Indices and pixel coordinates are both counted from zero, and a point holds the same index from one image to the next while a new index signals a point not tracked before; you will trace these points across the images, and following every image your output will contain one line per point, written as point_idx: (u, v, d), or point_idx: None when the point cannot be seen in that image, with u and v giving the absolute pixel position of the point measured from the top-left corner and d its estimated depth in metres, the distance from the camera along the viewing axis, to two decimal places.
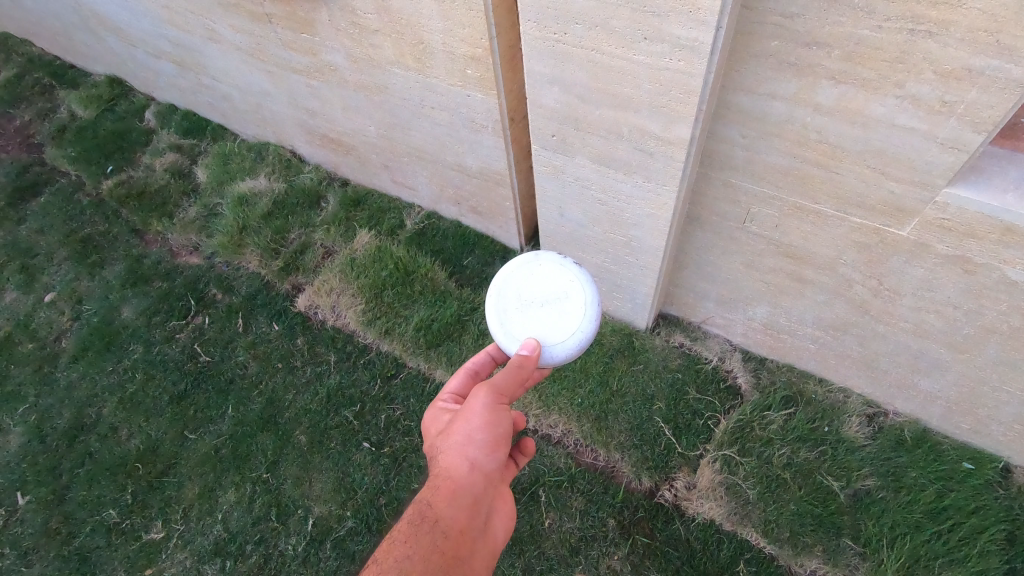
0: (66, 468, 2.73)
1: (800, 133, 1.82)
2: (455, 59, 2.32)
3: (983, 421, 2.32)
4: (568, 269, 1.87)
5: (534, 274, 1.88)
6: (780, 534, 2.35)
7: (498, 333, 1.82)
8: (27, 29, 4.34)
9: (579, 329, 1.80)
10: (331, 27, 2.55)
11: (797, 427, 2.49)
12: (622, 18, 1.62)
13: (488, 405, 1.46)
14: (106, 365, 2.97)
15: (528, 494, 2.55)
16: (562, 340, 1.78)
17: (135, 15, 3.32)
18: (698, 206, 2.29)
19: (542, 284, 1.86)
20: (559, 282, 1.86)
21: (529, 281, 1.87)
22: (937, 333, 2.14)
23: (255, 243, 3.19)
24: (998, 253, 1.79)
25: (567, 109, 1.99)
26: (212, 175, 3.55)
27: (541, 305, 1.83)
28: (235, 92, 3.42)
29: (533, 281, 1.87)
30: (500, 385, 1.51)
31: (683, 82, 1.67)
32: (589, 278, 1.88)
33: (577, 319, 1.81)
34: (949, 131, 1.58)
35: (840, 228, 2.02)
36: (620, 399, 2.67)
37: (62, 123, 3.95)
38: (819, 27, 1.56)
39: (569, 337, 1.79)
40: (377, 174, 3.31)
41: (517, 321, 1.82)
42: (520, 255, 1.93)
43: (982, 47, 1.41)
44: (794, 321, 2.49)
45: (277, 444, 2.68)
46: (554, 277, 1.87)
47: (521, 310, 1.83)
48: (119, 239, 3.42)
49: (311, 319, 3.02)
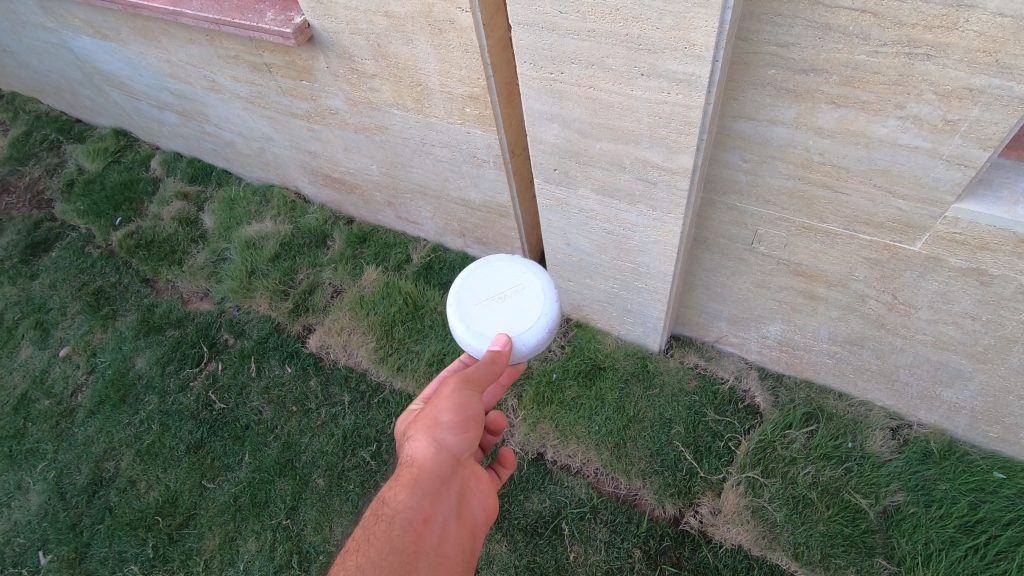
0: (86, 525, 2.72)
1: (803, 156, 1.81)
2: (453, 99, 2.34)
3: (1011, 429, 2.27)
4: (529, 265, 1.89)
5: (490, 271, 1.91)
6: (811, 557, 2.29)
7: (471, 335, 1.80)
8: (33, 88, 4.45)
9: (540, 309, 1.81)
10: (329, 73, 2.58)
11: (820, 445, 2.45)
12: (618, 56, 1.64)
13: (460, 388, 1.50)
14: (123, 417, 2.98)
15: (551, 528, 2.52)
16: (530, 326, 1.78)
17: (138, 69, 3.39)
18: (705, 230, 2.28)
19: (501, 284, 1.88)
20: (513, 272, 1.89)
21: (486, 275, 1.91)
22: (956, 344, 2.10)
23: (265, 286, 3.21)
24: (1014, 265, 1.76)
25: (568, 144, 2.00)
26: (219, 220, 3.58)
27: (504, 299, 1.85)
28: (238, 138, 3.47)
29: (494, 279, 1.90)
30: (476, 378, 1.56)
31: (682, 114, 1.67)
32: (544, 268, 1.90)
33: (539, 302, 1.82)
34: (955, 148, 1.57)
35: (850, 246, 2.00)
36: (638, 425, 2.64)
37: (70, 177, 4.02)
38: (814, 54, 1.56)
39: (536, 320, 1.79)
40: (381, 211, 3.33)
41: (479, 317, 1.82)
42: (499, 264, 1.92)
43: (982, 67, 1.41)
44: (810, 337, 2.46)
45: (296, 489, 2.66)
46: (507, 268, 1.91)
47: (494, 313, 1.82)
48: (130, 290, 3.45)
49: (322, 359, 3.02)
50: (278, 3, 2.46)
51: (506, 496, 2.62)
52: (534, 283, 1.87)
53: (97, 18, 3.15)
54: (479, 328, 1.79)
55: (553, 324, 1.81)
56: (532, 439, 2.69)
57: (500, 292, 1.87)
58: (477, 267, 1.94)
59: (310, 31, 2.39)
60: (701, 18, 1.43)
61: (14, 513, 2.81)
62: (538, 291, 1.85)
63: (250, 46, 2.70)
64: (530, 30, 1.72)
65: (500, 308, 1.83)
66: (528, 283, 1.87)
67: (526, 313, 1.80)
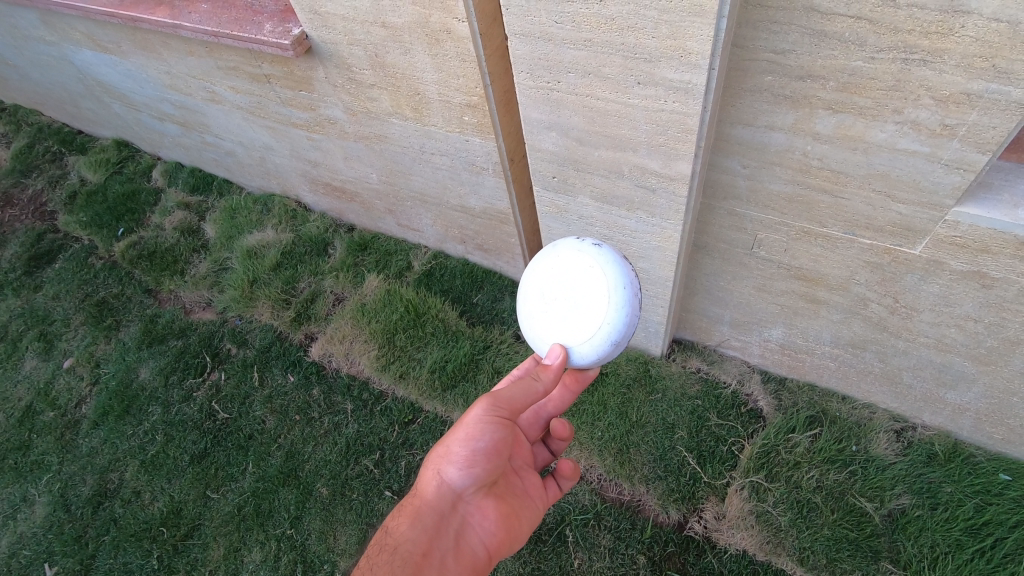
0: (91, 537, 2.73)
1: (801, 161, 1.81)
2: (451, 107, 2.35)
3: (1015, 431, 2.26)
4: (598, 262, 1.67)
5: (554, 266, 1.71)
6: (816, 562, 2.28)
7: (542, 341, 1.72)
8: (35, 100, 4.47)
9: (602, 320, 1.64)
10: (328, 83, 2.59)
11: (824, 448, 2.44)
12: (614, 65, 1.64)
13: (482, 418, 1.60)
14: (127, 428, 2.99)
15: (555, 535, 2.51)
16: (590, 340, 1.65)
17: (139, 81, 3.41)
18: (705, 235, 2.28)
19: (564, 284, 1.68)
20: (578, 269, 1.68)
21: (547, 270, 1.72)
22: (959, 346, 2.09)
23: (266, 295, 3.21)
24: (1015, 267, 1.75)
25: (566, 152, 2.00)
26: (221, 230, 3.60)
27: (569, 302, 1.67)
28: (239, 148, 3.48)
29: (556, 276, 1.70)
30: (505, 400, 1.62)
31: (680, 122, 1.67)
32: (614, 264, 1.68)
33: (603, 311, 1.64)
34: (953, 153, 1.57)
35: (850, 250, 1.99)
36: (640, 430, 2.64)
37: (73, 189, 4.04)
38: (810, 61, 1.56)
39: (597, 333, 1.64)
40: (382, 218, 3.34)
41: (541, 319, 1.71)
42: (566, 255, 1.70)
43: (979, 72, 1.40)
44: (812, 341, 2.46)
45: (300, 498, 2.67)
46: (571, 264, 1.69)
47: (562, 317, 1.68)
48: (133, 300, 3.47)
49: (325, 368, 3.03)
50: (276, 14, 2.47)
51: None
52: (600, 284, 1.65)
53: (97, 31, 3.17)
54: (540, 332, 1.72)
55: (619, 334, 1.66)
56: None
57: (562, 293, 1.68)
58: (546, 256, 1.75)
59: (308, 42, 2.40)
60: (696, 27, 1.43)
61: (20, 525, 2.82)
62: (603, 295, 1.64)
63: (249, 57, 2.71)
64: (526, 40, 1.72)
65: (560, 314, 1.68)
66: (593, 284, 1.65)
67: (588, 323, 1.65)
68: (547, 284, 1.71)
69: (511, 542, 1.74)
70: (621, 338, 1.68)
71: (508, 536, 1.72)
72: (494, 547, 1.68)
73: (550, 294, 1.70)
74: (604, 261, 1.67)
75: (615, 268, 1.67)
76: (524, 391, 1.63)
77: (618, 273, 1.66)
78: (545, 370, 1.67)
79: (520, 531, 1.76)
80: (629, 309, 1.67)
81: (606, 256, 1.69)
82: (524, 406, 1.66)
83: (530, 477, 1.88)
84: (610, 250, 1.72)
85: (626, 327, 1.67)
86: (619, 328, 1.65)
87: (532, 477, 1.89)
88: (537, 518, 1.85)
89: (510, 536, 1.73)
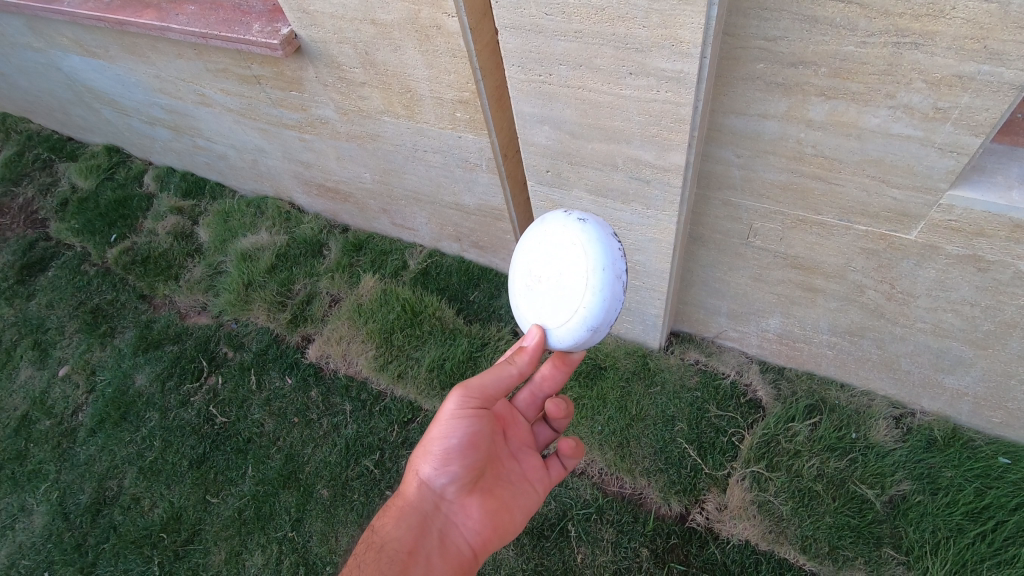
0: (91, 545, 2.71)
1: (795, 149, 1.81)
2: (443, 104, 2.34)
3: (1014, 414, 2.27)
4: (582, 239, 1.56)
5: (542, 242, 1.62)
6: (819, 550, 2.28)
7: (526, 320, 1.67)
8: (24, 108, 4.44)
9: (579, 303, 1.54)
10: (319, 83, 2.58)
11: (824, 436, 2.44)
12: (606, 56, 1.63)
13: (454, 414, 1.62)
14: (124, 435, 2.98)
15: (557, 530, 2.51)
16: (565, 324, 1.56)
17: (128, 86, 3.39)
18: (701, 226, 2.28)
19: (545, 262, 1.60)
20: (559, 246, 1.58)
21: (534, 245, 1.65)
22: (957, 331, 2.10)
23: (262, 298, 3.19)
24: (1010, 250, 1.76)
25: (560, 145, 2.00)
26: (214, 234, 3.58)
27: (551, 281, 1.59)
28: (230, 151, 3.46)
29: (543, 254, 1.62)
30: (477, 389, 1.60)
31: (673, 112, 1.67)
32: (598, 243, 1.55)
33: (580, 295, 1.53)
34: (947, 136, 1.57)
35: (846, 237, 1.99)
36: (640, 423, 2.63)
37: (64, 196, 4.01)
38: (802, 47, 1.56)
39: (572, 317, 1.55)
40: (377, 219, 3.33)
41: (526, 298, 1.66)
42: (553, 230, 1.61)
43: (971, 54, 1.40)
44: (809, 329, 2.46)
45: (300, 500, 2.66)
46: (557, 240, 1.60)
47: (544, 297, 1.61)
48: (127, 306, 3.45)
49: (322, 369, 3.02)
50: (264, 14, 2.45)
51: None
52: (579, 263, 1.54)
53: (85, 36, 3.14)
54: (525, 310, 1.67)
55: (596, 321, 1.54)
56: None
57: (545, 271, 1.60)
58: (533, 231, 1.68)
59: (297, 41, 2.39)
60: (687, 15, 1.43)
61: (19, 535, 2.80)
62: (581, 277, 1.53)
63: (239, 58, 2.69)
64: (517, 33, 1.72)
65: (541, 295, 1.61)
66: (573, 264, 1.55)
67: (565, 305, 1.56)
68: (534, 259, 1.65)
69: (502, 532, 1.77)
70: (601, 323, 1.56)
71: (497, 528, 1.76)
72: (483, 539, 1.73)
73: (533, 272, 1.63)
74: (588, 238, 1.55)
75: (598, 246, 1.54)
76: (496, 378, 1.60)
77: (600, 252, 1.54)
78: (520, 352, 1.62)
79: (511, 520, 1.78)
80: (611, 292, 1.54)
81: (590, 235, 1.57)
82: (501, 392, 1.63)
83: (529, 460, 1.88)
84: (597, 225, 1.59)
85: (606, 312, 1.54)
86: (599, 313, 1.53)
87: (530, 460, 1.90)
88: (535, 502, 1.85)
89: (500, 526, 1.76)
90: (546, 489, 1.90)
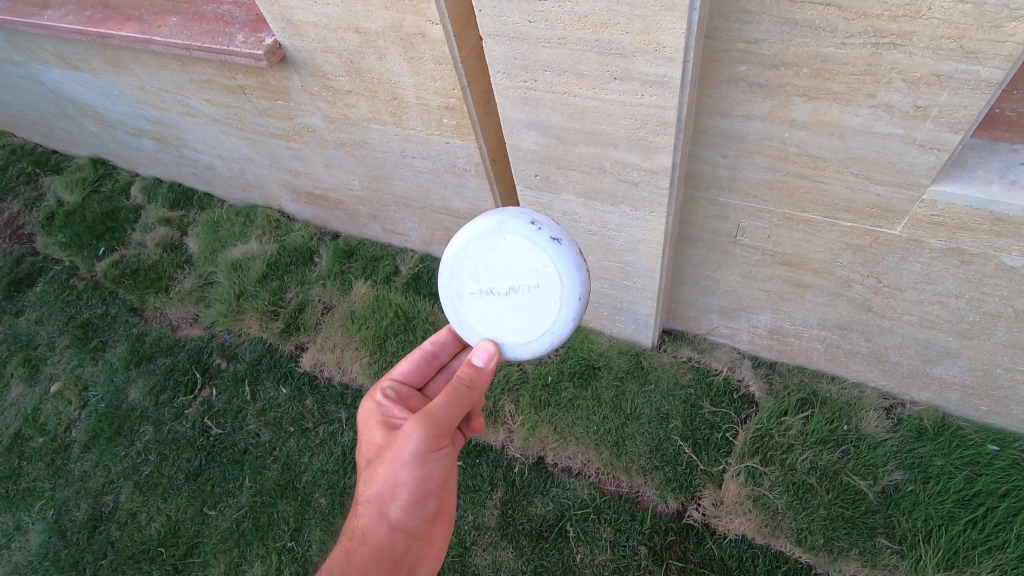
0: (88, 562, 2.70)
1: (780, 149, 1.83)
2: (430, 110, 2.34)
3: (1001, 402, 2.31)
4: (556, 263, 1.56)
5: (506, 249, 1.58)
6: (814, 542, 2.31)
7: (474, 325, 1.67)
8: (7, 121, 4.40)
9: (549, 325, 1.62)
10: (304, 92, 2.57)
11: (817, 429, 2.47)
12: (590, 62, 1.64)
13: (424, 452, 1.53)
14: (119, 450, 2.96)
15: (556, 531, 2.53)
16: (527, 342, 1.65)
17: (111, 98, 3.36)
18: (689, 225, 2.29)
19: (511, 275, 1.59)
20: (528, 266, 1.58)
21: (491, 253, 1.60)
22: (943, 322, 2.13)
23: (254, 308, 3.18)
24: (992, 242, 1.79)
25: (547, 149, 2.00)
26: (204, 244, 3.56)
27: (514, 295, 1.61)
28: (218, 160, 3.45)
29: (507, 263, 1.59)
30: (447, 422, 1.52)
31: (658, 115, 1.68)
32: (570, 268, 1.58)
33: (550, 319, 1.62)
34: (927, 134, 1.60)
35: (832, 233, 2.02)
36: (635, 422, 2.65)
37: (50, 210, 3.97)
38: (783, 49, 1.58)
39: (537, 337, 1.64)
40: (367, 225, 3.33)
41: (478, 303, 1.64)
42: (519, 241, 1.57)
43: (948, 53, 1.42)
44: (799, 324, 2.49)
45: (298, 510, 2.66)
46: (524, 254, 1.57)
47: (502, 306, 1.63)
48: (118, 320, 3.43)
49: (317, 378, 3.01)
50: (247, 24, 2.43)
51: (509, 501, 2.63)
52: (553, 286, 1.59)
53: (66, 49, 3.12)
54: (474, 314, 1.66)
55: (557, 341, 1.66)
56: (531, 443, 2.69)
57: (508, 283, 1.60)
58: (492, 235, 1.58)
59: (281, 51, 2.38)
60: (669, 21, 1.44)
61: (15, 554, 2.78)
62: (553, 303, 1.60)
63: (223, 69, 2.68)
64: (502, 41, 1.72)
65: (500, 306, 1.63)
66: (547, 287, 1.59)
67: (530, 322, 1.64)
68: (490, 264, 1.60)
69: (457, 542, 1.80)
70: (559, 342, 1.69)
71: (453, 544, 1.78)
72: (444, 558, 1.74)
73: (485, 283, 1.62)
74: (562, 262, 1.57)
75: (569, 273, 1.57)
76: (462, 408, 1.53)
77: (572, 280, 1.58)
78: (472, 368, 1.56)
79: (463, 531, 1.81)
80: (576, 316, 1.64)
81: (562, 258, 1.57)
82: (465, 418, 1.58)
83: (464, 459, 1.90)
84: (568, 246, 1.58)
85: (572, 332, 1.67)
86: (561, 334, 1.64)
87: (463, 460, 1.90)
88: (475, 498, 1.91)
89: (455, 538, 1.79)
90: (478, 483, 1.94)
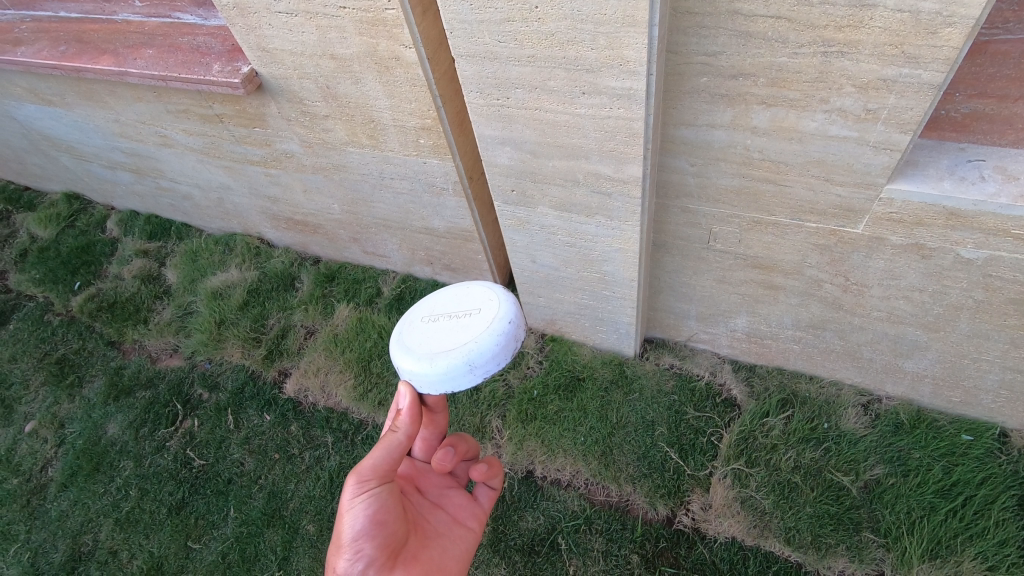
0: None
1: (744, 155, 1.91)
2: (406, 132, 2.40)
3: (972, 392, 2.39)
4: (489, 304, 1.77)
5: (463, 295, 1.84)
6: (802, 540, 2.34)
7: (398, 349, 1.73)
8: None
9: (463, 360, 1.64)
10: (282, 118, 2.61)
11: (798, 429, 2.52)
12: (559, 78, 1.72)
13: (358, 498, 1.49)
14: (97, 487, 2.90)
15: (548, 544, 2.52)
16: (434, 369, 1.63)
17: (86, 132, 3.36)
18: (663, 234, 2.36)
19: (451, 323, 1.76)
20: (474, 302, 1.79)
21: (470, 317, 1.75)
22: (909, 317, 2.22)
23: (234, 335, 3.16)
24: (949, 236, 1.88)
25: (522, 165, 2.07)
26: (182, 274, 3.54)
27: (446, 327, 1.75)
28: (196, 190, 3.45)
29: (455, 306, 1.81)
30: (373, 468, 1.51)
31: (626, 127, 1.75)
32: (501, 318, 1.72)
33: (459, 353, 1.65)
34: (879, 135, 1.69)
35: (799, 235, 2.10)
36: (622, 431, 2.68)
37: (23, 246, 3.92)
38: (741, 60, 1.66)
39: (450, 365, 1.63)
40: (347, 248, 3.34)
41: (415, 335, 1.76)
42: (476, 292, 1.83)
43: (892, 59, 1.52)
44: (775, 326, 2.56)
45: (286, 539, 2.62)
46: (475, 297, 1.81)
47: (432, 338, 1.73)
48: (94, 354, 3.37)
49: (301, 403, 2.99)
50: (223, 54, 2.46)
51: (499, 518, 2.61)
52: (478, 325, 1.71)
53: (39, 85, 3.12)
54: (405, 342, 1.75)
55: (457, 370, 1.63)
56: (519, 458, 2.70)
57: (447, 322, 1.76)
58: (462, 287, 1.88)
59: (258, 79, 2.41)
60: (631, 37, 1.52)
61: None
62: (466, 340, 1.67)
63: (199, 99, 2.71)
64: (473, 61, 1.79)
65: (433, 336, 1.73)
66: (475, 320, 1.73)
67: (424, 380, 1.65)
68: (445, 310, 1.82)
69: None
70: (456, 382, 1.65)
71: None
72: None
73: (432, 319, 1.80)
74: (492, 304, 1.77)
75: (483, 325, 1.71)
76: (384, 453, 1.51)
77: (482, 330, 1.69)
78: (400, 414, 1.56)
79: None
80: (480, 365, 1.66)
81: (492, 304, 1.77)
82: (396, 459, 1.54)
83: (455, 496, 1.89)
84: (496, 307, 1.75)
85: (467, 376, 1.65)
86: (462, 373, 1.65)
87: (450, 506, 1.87)
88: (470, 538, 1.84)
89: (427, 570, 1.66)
90: (476, 526, 1.89)
